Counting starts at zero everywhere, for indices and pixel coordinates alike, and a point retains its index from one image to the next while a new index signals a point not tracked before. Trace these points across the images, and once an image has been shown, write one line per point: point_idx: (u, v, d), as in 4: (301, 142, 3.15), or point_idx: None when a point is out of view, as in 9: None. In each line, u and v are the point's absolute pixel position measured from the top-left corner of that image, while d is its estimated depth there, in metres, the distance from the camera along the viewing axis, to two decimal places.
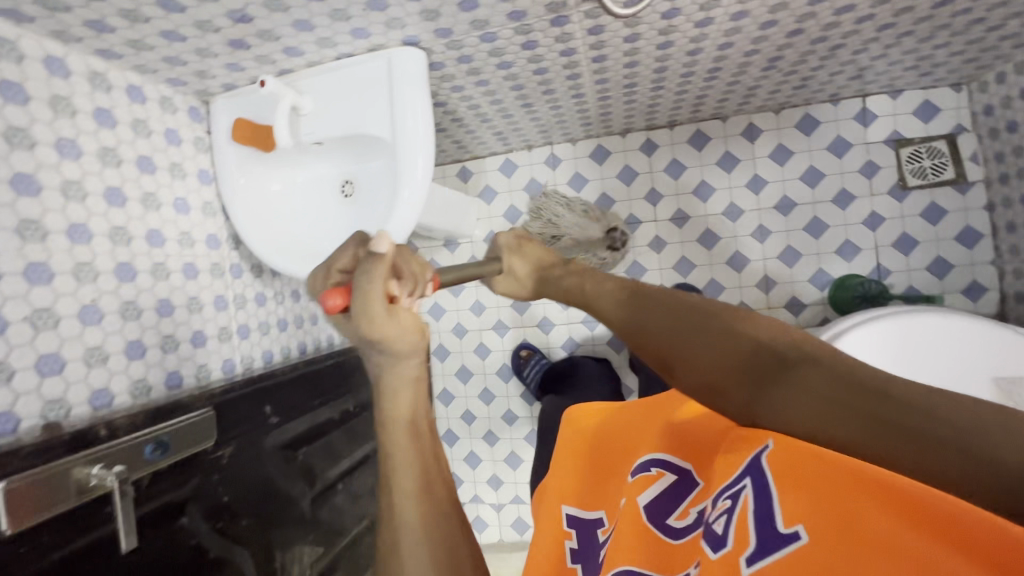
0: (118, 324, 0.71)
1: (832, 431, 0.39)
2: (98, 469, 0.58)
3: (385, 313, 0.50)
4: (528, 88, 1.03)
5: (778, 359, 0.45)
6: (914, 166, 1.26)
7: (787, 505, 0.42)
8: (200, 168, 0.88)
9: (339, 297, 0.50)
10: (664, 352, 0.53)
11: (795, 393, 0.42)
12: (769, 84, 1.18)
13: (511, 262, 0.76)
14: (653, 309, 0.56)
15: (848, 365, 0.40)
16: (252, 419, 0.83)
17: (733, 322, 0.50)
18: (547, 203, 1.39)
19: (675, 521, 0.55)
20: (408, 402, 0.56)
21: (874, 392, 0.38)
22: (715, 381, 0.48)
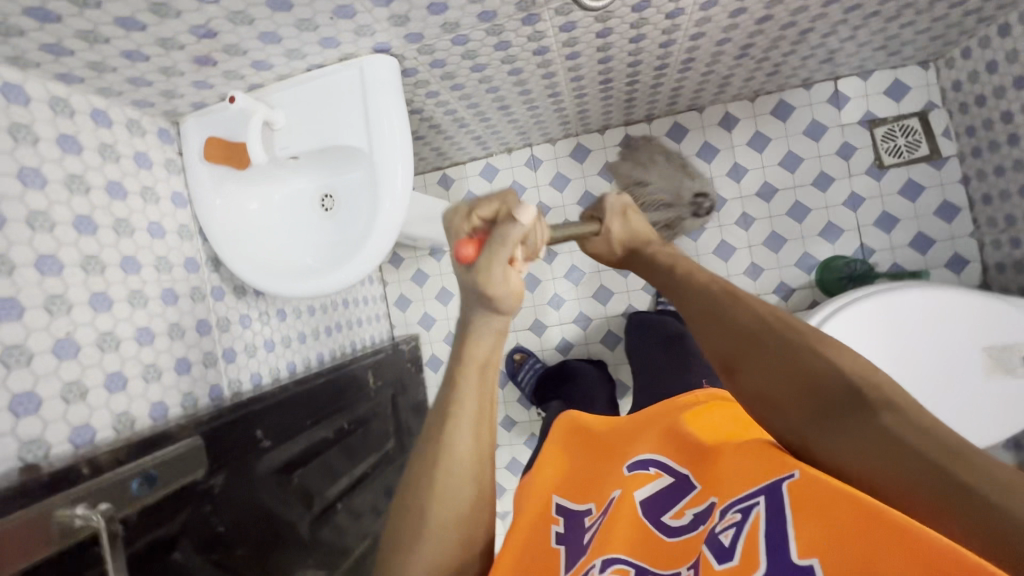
0: (95, 356, 0.69)
1: (880, 467, 0.42)
2: (82, 509, 0.56)
3: (501, 278, 0.56)
4: (504, 90, 1.03)
5: (857, 396, 0.45)
6: (889, 145, 1.28)
7: (803, 533, 0.41)
8: (174, 191, 0.86)
9: (472, 248, 0.57)
10: (734, 354, 0.54)
11: (864, 427, 0.44)
12: (743, 72, 1.18)
13: (609, 223, 0.77)
14: (739, 308, 0.56)
15: (932, 427, 0.42)
16: (245, 444, 0.81)
17: (822, 346, 0.50)
18: (648, 146, 1.36)
19: (671, 520, 0.53)
20: (486, 349, 0.62)
21: (952, 455, 0.39)
22: (777, 394, 0.50)
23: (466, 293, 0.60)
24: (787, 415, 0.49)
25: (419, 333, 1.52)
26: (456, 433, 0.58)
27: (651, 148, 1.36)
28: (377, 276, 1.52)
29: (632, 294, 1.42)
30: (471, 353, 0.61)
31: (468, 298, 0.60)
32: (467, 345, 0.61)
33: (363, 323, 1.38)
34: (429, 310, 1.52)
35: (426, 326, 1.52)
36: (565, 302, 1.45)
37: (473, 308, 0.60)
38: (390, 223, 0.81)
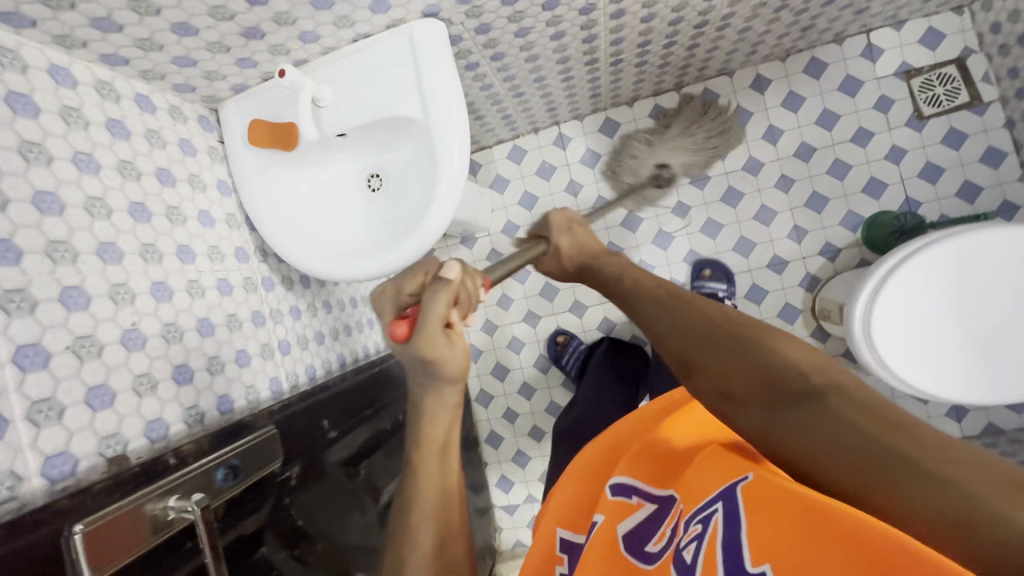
0: (162, 347, 0.66)
1: (830, 459, 0.39)
2: (176, 501, 0.52)
3: (442, 342, 0.59)
4: (543, 59, 0.99)
5: (804, 383, 0.44)
6: (927, 95, 1.26)
7: (753, 536, 0.40)
8: (219, 178, 0.83)
9: (404, 327, 0.60)
10: (694, 356, 0.54)
11: (808, 415, 0.41)
12: (779, 28, 1.15)
13: (557, 239, 0.84)
14: (692, 315, 0.58)
15: (881, 405, 0.39)
16: (314, 435, 0.77)
17: (768, 339, 0.50)
18: (721, 120, 1.29)
19: (651, 547, 0.52)
20: (443, 431, 0.62)
21: (894, 430, 0.37)
22: (731, 388, 0.49)
23: (411, 367, 0.62)
24: (743, 407, 0.47)
25: None
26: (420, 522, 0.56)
27: (714, 122, 1.29)
28: None
29: (673, 267, 1.37)
30: (425, 437, 0.62)
31: (416, 373, 0.62)
32: (422, 427, 0.62)
33: None
34: None
35: None
36: None
37: (421, 375, 0.62)
38: (450, 192, 0.77)
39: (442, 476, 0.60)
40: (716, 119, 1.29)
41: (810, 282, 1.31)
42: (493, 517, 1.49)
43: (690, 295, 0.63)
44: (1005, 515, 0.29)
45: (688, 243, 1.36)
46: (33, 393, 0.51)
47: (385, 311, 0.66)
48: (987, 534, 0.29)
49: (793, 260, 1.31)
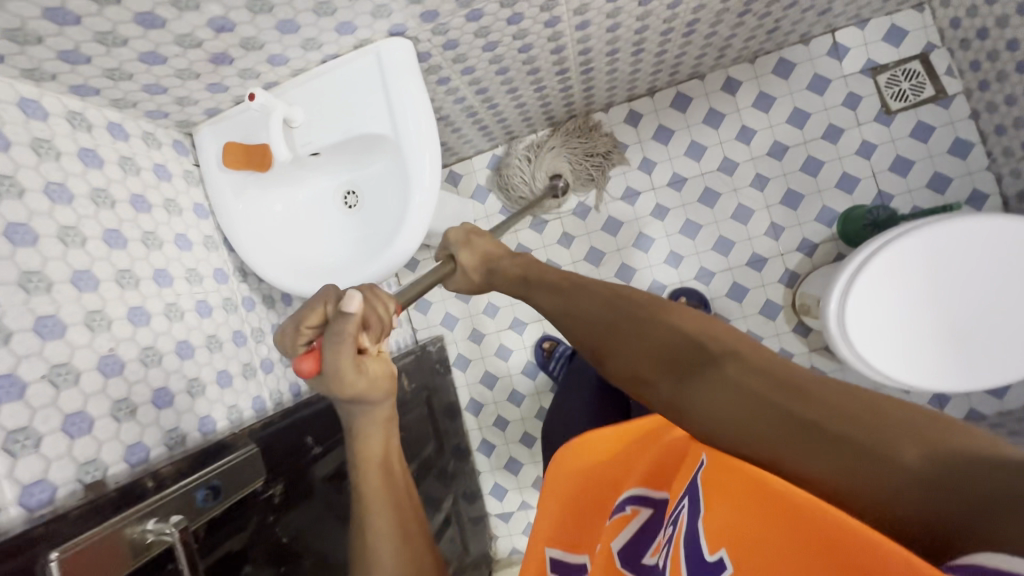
0: (141, 371, 0.66)
1: (745, 431, 0.41)
2: (153, 524, 0.53)
3: (354, 372, 0.57)
4: (513, 71, 1.01)
5: (702, 354, 0.48)
6: (893, 90, 1.29)
7: (710, 526, 0.38)
8: (195, 202, 0.84)
9: (311, 361, 0.57)
10: (604, 343, 0.58)
11: (709, 386, 0.45)
12: (745, 32, 1.17)
13: (459, 254, 0.84)
14: (593, 301, 0.63)
15: (765, 363, 0.44)
16: (294, 451, 0.77)
17: (661, 315, 0.56)
18: (597, 138, 1.37)
19: (648, 559, 0.45)
20: (379, 442, 0.64)
21: (791, 391, 0.40)
22: (641, 369, 0.52)
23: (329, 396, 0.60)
24: (652, 383, 0.51)
25: (443, 334, 1.51)
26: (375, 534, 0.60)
27: (595, 138, 1.36)
28: (395, 283, 1.50)
29: (654, 269, 1.38)
30: (363, 450, 0.63)
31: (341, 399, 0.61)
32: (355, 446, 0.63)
33: None
34: (451, 310, 1.51)
35: (450, 327, 1.51)
36: None
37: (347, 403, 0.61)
38: (424, 208, 0.78)
39: (388, 488, 0.63)
40: (595, 136, 1.36)
41: (790, 278, 1.33)
42: (488, 526, 1.49)
43: (588, 280, 0.68)
44: (900, 459, 0.33)
45: (669, 244, 1.38)
46: (10, 424, 0.52)
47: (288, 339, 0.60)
48: (894, 483, 0.33)
49: (771, 257, 1.33)
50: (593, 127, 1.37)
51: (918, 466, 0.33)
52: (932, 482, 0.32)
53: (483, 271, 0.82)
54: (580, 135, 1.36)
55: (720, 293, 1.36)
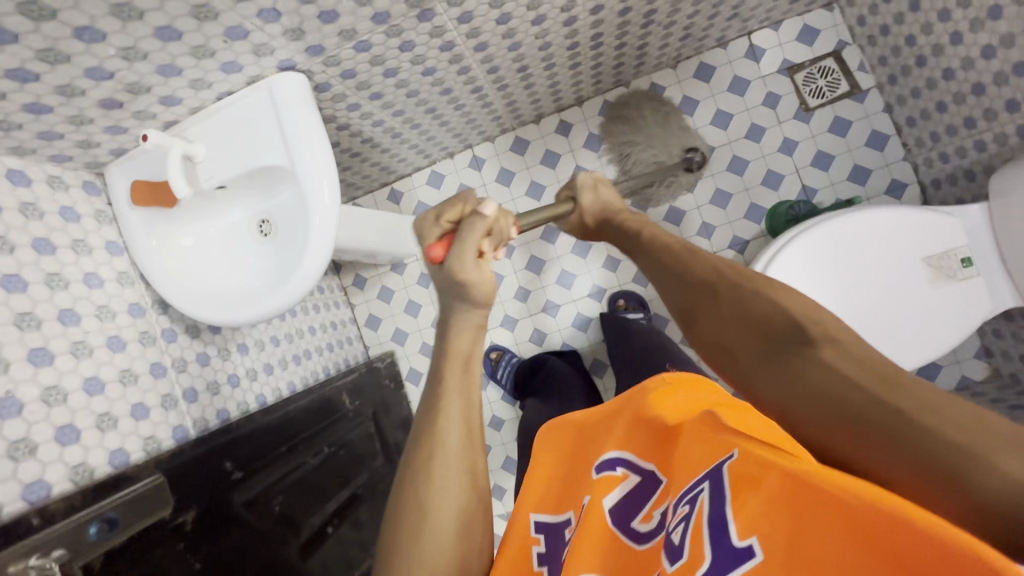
0: (42, 411, 0.68)
1: (835, 416, 0.43)
2: (35, 560, 0.56)
3: (475, 272, 0.71)
4: (424, 92, 1.05)
5: (802, 335, 0.50)
6: (810, 87, 1.33)
7: (739, 514, 0.44)
8: (108, 240, 0.86)
9: (441, 250, 0.74)
10: (692, 308, 0.62)
11: (805, 362, 0.47)
12: (656, 40, 1.21)
13: (583, 198, 0.90)
14: (698, 263, 0.65)
15: (873, 360, 0.45)
16: (214, 476, 0.81)
17: (760, 288, 0.57)
18: (642, 95, 1.38)
19: (640, 526, 0.55)
20: (466, 344, 0.71)
21: (890, 385, 0.42)
22: (730, 342, 0.56)
23: (445, 288, 0.74)
24: (739, 358, 0.54)
25: (394, 350, 1.53)
26: (447, 430, 0.62)
27: (643, 108, 1.37)
28: (343, 301, 1.53)
29: (593, 274, 1.46)
30: (454, 348, 0.71)
31: (450, 296, 0.73)
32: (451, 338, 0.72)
33: (335, 347, 1.39)
34: (400, 325, 1.53)
35: (400, 342, 1.53)
36: (531, 293, 1.48)
37: (454, 301, 0.73)
38: (322, 242, 0.81)
39: (463, 405, 0.65)
40: (649, 100, 1.38)
41: None
42: None
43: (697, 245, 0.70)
44: (1001, 466, 0.34)
45: None
46: None
47: (426, 231, 0.79)
48: (989, 483, 0.35)
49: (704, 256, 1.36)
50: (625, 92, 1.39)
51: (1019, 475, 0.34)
52: None
53: (601, 214, 0.89)
54: (633, 103, 1.38)
55: None
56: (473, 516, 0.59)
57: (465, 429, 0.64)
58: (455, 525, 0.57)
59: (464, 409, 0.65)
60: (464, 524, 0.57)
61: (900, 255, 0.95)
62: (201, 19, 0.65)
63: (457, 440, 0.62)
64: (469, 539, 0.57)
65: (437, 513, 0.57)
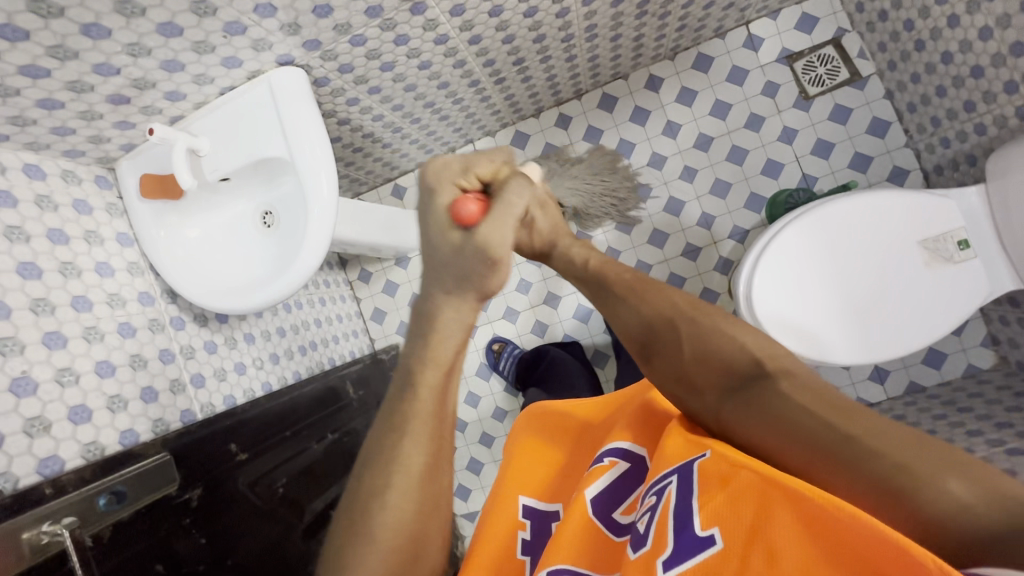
0: (55, 391, 0.72)
1: (793, 439, 0.47)
2: (47, 526, 0.59)
3: (505, 248, 0.62)
4: (421, 86, 1.07)
5: (760, 371, 0.54)
6: (810, 76, 1.33)
7: (704, 508, 0.45)
8: (119, 232, 0.90)
9: (475, 210, 0.63)
10: (654, 343, 0.66)
11: (772, 395, 0.51)
12: (652, 31, 1.21)
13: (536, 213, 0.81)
14: (662, 301, 0.68)
15: (819, 389, 0.51)
16: (218, 457, 0.84)
17: (722, 329, 0.61)
18: (623, 179, 1.33)
19: (621, 517, 0.57)
20: (449, 350, 0.63)
21: (840, 411, 0.47)
22: (692, 375, 0.59)
23: (457, 262, 0.63)
24: (701, 391, 0.58)
25: (399, 342, 1.55)
26: (408, 449, 0.57)
27: (619, 181, 1.31)
28: (349, 295, 1.56)
29: None
30: (436, 353, 0.62)
31: (453, 276, 0.63)
32: (429, 343, 0.62)
33: (340, 339, 1.43)
34: (405, 318, 1.55)
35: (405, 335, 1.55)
36: (533, 285, 1.49)
37: (458, 284, 0.63)
38: (319, 231, 0.83)
39: (430, 418, 0.60)
40: (624, 186, 1.32)
41: (723, 266, 1.36)
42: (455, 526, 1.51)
43: (654, 283, 0.73)
44: (942, 485, 0.39)
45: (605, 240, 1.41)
46: None
47: (443, 187, 0.66)
48: (928, 497, 0.39)
49: (704, 246, 1.36)
50: (620, 168, 1.33)
51: (960, 494, 0.38)
52: (970, 509, 0.37)
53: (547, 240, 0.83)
54: (612, 172, 1.31)
55: None
56: (429, 534, 0.56)
57: (431, 447, 0.58)
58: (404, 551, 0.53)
59: (431, 427, 0.59)
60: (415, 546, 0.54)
61: (890, 253, 0.95)
62: (201, 15, 0.68)
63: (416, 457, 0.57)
64: (419, 561, 0.55)
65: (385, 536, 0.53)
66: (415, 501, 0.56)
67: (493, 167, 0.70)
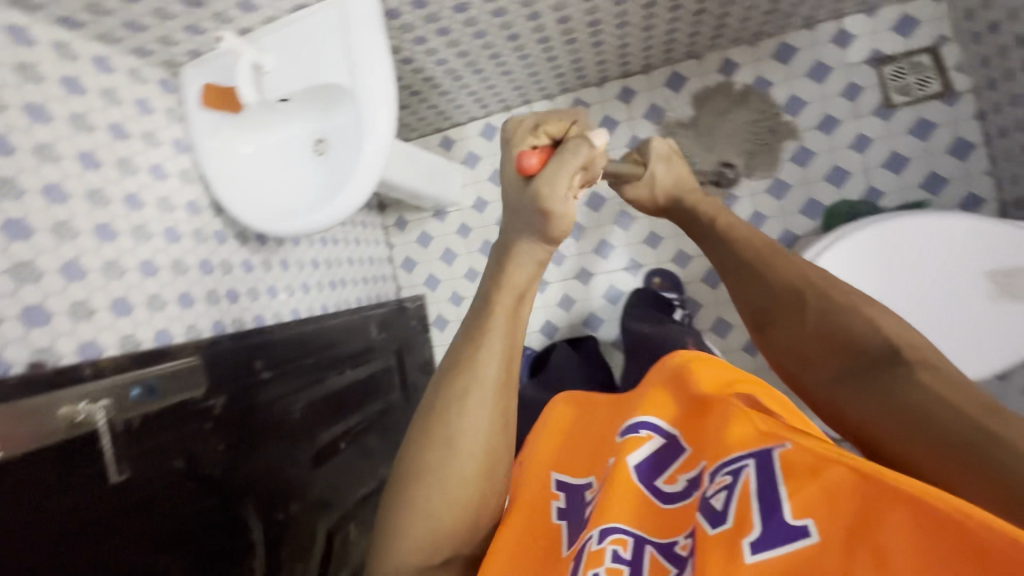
0: (101, 281, 0.74)
1: (909, 424, 0.45)
2: (85, 405, 0.62)
3: (562, 203, 0.59)
4: (491, 34, 1.04)
5: (888, 353, 0.50)
6: (898, 83, 1.24)
7: (795, 495, 0.43)
8: (175, 138, 0.90)
9: (535, 160, 0.61)
10: (765, 312, 0.63)
11: (897, 381, 0.48)
12: (738, 11, 1.15)
13: (655, 166, 0.84)
14: (788, 271, 0.64)
15: (963, 385, 0.45)
16: (246, 371, 0.87)
17: (853, 309, 0.56)
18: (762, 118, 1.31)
19: (665, 486, 0.55)
20: (525, 279, 0.65)
21: (977, 405, 0.42)
22: (805, 349, 0.57)
23: (516, 210, 0.63)
24: (815, 368, 0.55)
25: (425, 294, 1.56)
26: (485, 363, 0.60)
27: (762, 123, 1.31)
28: (383, 239, 1.57)
29: (632, 248, 1.44)
30: (509, 280, 0.64)
31: (519, 220, 0.63)
32: (507, 270, 0.64)
33: (370, 281, 1.45)
34: (434, 271, 1.55)
35: (432, 287, 1.56)
36: (567, 258, 1.47)
37: (521, 232, 0.63)
38: (371, 166, 0.83)
39: (507, 336, 0.62)
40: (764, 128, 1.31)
41: None
42: None
43: (785, 255, 0.67)
44: None
45: (649, 226, 1.43)
46: None
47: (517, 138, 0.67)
48: None
49: None
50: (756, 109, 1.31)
51: None
52: None
53: (669, 193, 0.85)
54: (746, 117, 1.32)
55: (695, 278, 1.40)
56: (498, 448, 0.60)
57: (505, 361, 0.61)
58: (478, 463, 0.58)
59: (506, 345, 0.62)
60: (487, 458, 0.59)
61: (958, 276, 0.90)
62: None
63: (491, 374, 0.60)
64: (492, 472, 0.59)
65: (462, 445, 0.58)
66: (488, 414, 0.59)
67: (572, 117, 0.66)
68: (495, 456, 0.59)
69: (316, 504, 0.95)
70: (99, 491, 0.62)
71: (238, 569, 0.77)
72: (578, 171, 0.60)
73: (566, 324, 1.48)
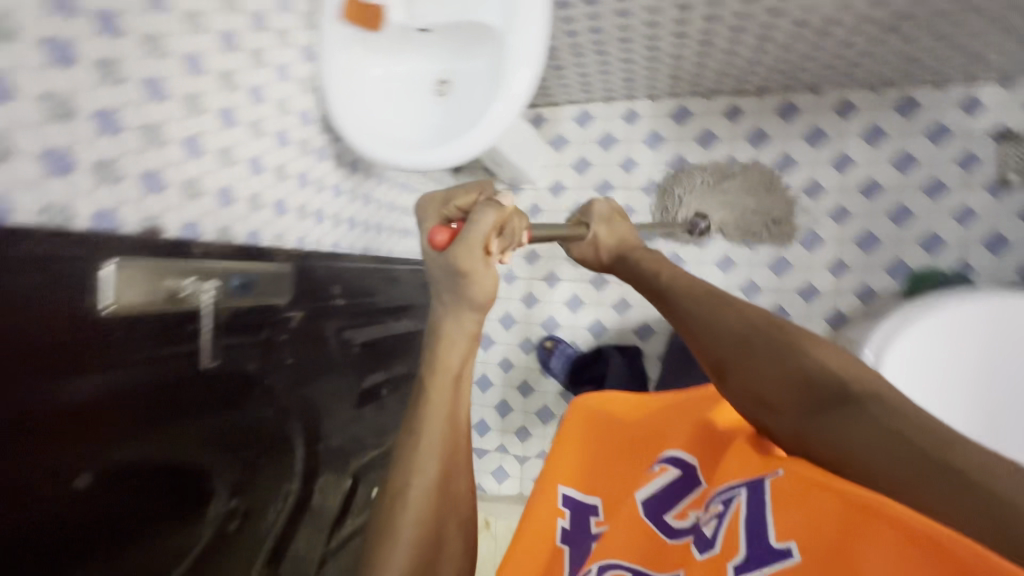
0: (215, 165, 0.72)
1: (875, 461, 0.43)
2: (190, 281, 0.61)
3: (480, 265, 0.63)
4: (635, 17, 1.01)
5: (840, 391, 0.49)
6: (1019, 161, 1.18)
7: (782, 522, 0.45)
8: (303, 43, 0.87)
9: (444, 235, 0.65)
10: (721, 360, 0.60)
11: (851, 420, 0.46)
12: (880, 55, 1.11)
13: (598, 228, 0.84)
14: (732, 317, 0.62)
15: (913, 411, 0.45)
16: (322, 293, 0.86)
17: (797, 348, 0.55)
18: (774, 199, 1.32)
19: (671, 518, 0.58)
20: (458, 358, 0.66)
21: (928, 434, 0.42)
22: (764, 395, 0.55)
23: (440, 276, 0.66)
24: (779, 413, 0.53)
25: None
26: (425, 455, 0.61)
27: (772, 200, 1.32)
28: None
29: (703, 267, 1.39)
30: (446, 362, 0.66)
31: (442, 289, 0.67)
32: (438, 354, 0.66)
33: None
34: None
35: None
36: None
37: (450, 306, 0.67)
38: (504, 114, 0.80)
39: (449, 417, 0.64)
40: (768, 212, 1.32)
41: (835, 319, 1.31)
42: None
43: (731, 299, 0.65)
44: None
45: (723, 249, 1.38)
46: (102, 153, 0.57)
47: (431, 215, 0.71)
48: None
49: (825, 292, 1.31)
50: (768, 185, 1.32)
51: None
52: None
53: (611, 251, 0.83)
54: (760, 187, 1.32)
55: None
56: (444, 531, 0.60)
57: (449, 425, 0.64)
58: (419, 550, 0.57)
59: (445, 433, 0.63)
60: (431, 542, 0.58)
61: None
62: None
63: (429, 461, 0.61)
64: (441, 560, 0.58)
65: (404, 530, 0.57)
66: (430, 501, 0.59)
67: (479, 188, 0.68)
68: (443, 522, 0.60)
69: (345, 447, 0.93)
70: (187, 374, 0.61)
71: (284, 478, 0.76)
72: (492, 234, 0.64)
73: (615, 327, 1.46)
